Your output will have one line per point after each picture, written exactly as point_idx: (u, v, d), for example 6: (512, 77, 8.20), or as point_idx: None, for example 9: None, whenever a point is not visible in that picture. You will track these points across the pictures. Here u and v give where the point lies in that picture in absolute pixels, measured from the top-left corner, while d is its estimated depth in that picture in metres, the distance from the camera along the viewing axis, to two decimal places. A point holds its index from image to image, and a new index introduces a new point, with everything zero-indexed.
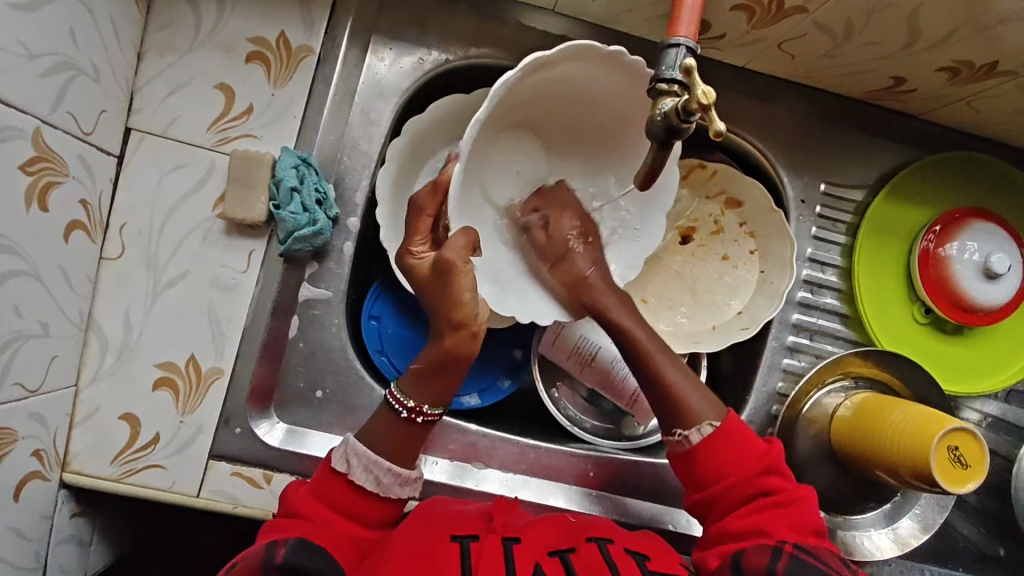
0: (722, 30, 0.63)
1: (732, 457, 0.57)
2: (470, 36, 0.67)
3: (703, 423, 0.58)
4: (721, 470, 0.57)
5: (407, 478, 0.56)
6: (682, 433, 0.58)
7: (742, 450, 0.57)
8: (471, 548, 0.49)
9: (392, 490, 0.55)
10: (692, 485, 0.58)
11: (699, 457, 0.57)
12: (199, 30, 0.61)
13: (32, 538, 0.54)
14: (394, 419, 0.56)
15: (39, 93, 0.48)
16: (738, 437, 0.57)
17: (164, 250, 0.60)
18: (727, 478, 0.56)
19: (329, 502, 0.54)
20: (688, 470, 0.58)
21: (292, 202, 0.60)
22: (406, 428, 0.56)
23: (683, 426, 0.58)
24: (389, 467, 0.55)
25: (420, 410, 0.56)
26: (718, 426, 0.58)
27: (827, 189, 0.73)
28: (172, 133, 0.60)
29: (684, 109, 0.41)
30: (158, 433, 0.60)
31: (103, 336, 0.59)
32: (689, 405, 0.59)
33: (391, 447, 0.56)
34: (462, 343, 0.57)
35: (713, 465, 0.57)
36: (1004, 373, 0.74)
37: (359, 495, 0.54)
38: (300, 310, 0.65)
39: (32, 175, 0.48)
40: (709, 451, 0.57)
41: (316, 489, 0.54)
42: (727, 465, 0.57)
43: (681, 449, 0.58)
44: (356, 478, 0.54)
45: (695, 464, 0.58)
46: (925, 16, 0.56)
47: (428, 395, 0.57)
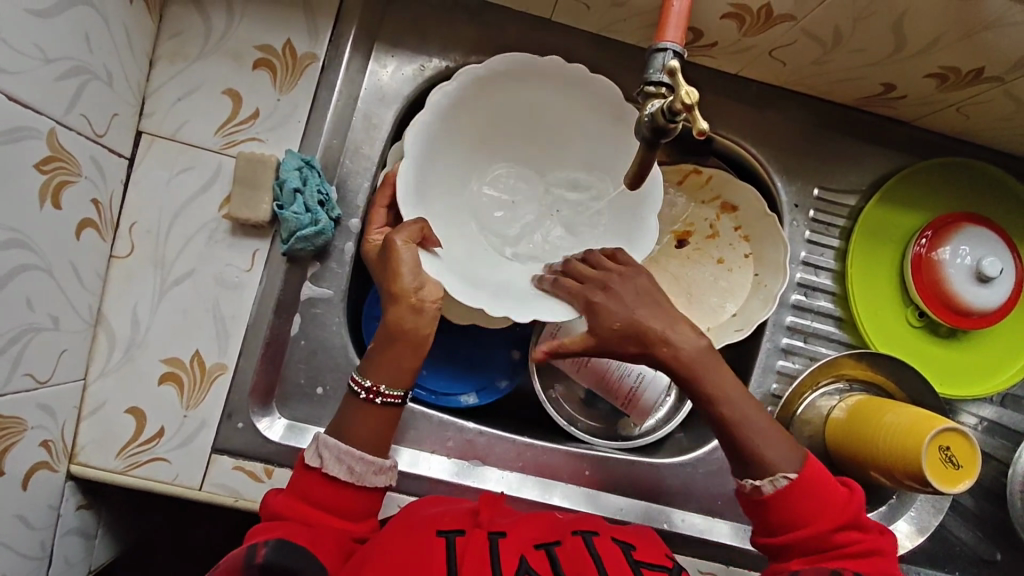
0: (714, 39, 0.64)
1: (811, 507, 0.55)
2: (470, 44, 0.70)
3: (776, 474, 0.56)
4: (796, 520, 0.55)
5: (380, 465, 0.57)
6: (755, 482, 0.56)
7: (820, 503, 0.55)
8: (456, 542, 0.50)
9: (366, 479, 0.56)
10: (761, 526, 0.57)
11: (777, 505, 0.55)
12: (208, 38, 0.63)
13: (38, 528, 0.56)
14: (355, 402, 0.57)
15: (54, 95, 0.50)
16: (816, 486, 0.55)
17: (172, 249, 0.62)
18: (803, 530, 0.54)
19: (313, 500, 0.54)
20: (762, 514, 0.56)
21: (295, 202, 0.62)
22: (367, 409, 0.57)
23: (755, 475, 0.56)
24: (363, 457, 0.56)
25: (378, 389, 0.57)
26: (794, 478, 0.55)
27: (820, 194, 0.74)
28: (181, 136, 0.62)
29: (669, 109, 0.43)
30: (162, 427, 0.61)
31: (112, 332, 0.61)
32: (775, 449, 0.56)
33: (358, 432, 0.57)
34: (406, 316, 0.57)
35: (797, 512, 0.55)
36: (987, 387, 0.74)
37: (335, 487, 0.55)
38: (302, 308, 0.67)
39: (47, 173, 0.51)
40: (790, 501, 0.55)
41: (296, 489, 0.55)
42: (804, 516, 0.55)
43: (755, 497, 0.57)
44: (329, 470, 0.55)
45: (773, 512, 0.56)
46: (911, 24, 0.58)
47: (385, 376, 0.58)
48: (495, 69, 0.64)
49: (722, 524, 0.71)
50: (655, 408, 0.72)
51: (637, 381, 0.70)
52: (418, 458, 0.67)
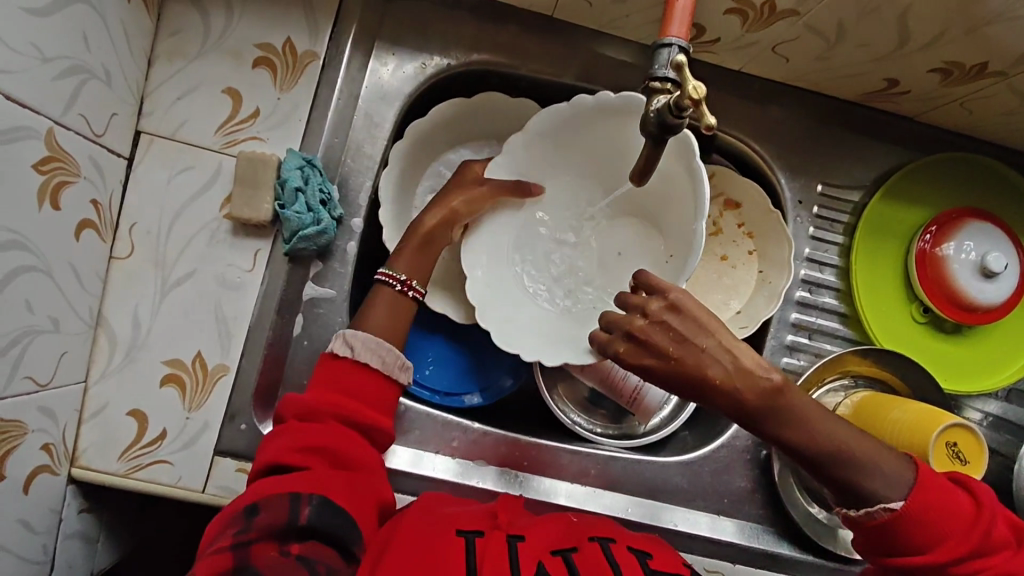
0: (716, 35, 0.64)
1: (927, 534, 0.51)
2: (471, 42, 0.69)
3: (877, 504, 0.52)
4: (914, 549, 0.51)
5: (405, 362, 0.59)
6: (859, 511, 0.53)
7: (942, 522, 0.51)
8: (476, 543, 0.50)
9: (392, 370, 0.58)
10: (873, 550, 0.53)
11: (888, 532, 0.52)
12: (208, 36, 0.63)
13: (40, 532, 0.55)
14: (388, 295, 0.61)
15: (52, 95, 0.50)
16: (934, 513, 0.51)
17: (172, 250, 0.62)
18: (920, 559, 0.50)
19: (345, 390, 0.56)
20: (886, 540, 0.52)
21: (297, 202, 0.61)
22: (397, 301, 0.61)
23: (856, 505, 0.53)
24: (391, 348, 0.58)
25: (411, 284, 0.62)
26: (898, 509, 0.51)
27: (823, 190, 0.74)
28: (180, 136, 0.62)
29: (676, 105, 0.42)
30: (164, 429, 0.61)
31: (112, 334, 0.61)
32: (873, 480, 0.52)
33: (383, 327, 0.60)
34: (440, 226, 0.63)
35: (914, 538, 0.51)
36: (985, 386, 0.74)
37: (365, 372, 0.57)
38: (304, 309, 0.66)
39: (45, 174, 0.50)
40: (901, 529, 0.51)
41: (326, 382, 0.56)
42: (919, 542, 0.51)
43: (863, 522, 0.53)
44: (361, 358, 0.57)
45: (884, 539, 0.52)
46: (914, 18, 0.57)
47: (416, 270, 0.62)
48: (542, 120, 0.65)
49: (728, 523, 0.70)
50: (657, 408, 0.72)
51: (638, 384, 0.70)
52: (422, 458, 0.66)
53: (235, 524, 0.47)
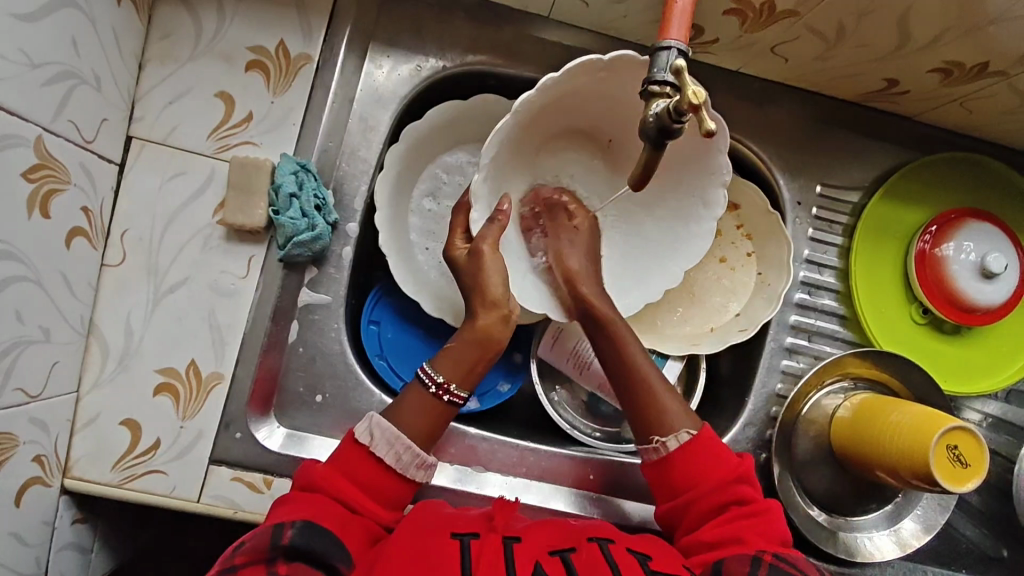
0: (715, 35, 0.63)
1: (708, 464, 0.58)
2: (466, 44, 0.68)
3: (680, 431, 0.58)
4: (691, 481, 0.57)
5: (425, 461, 0.57)
6: (659, 441, 0.59)
7: (716, 460, 0.58)
8: (471, 545, 0.49)
9: (409, 470, 0.56)
10: (661, 495, 0.59)
11: (669, 465, 0.58)
12: (200, 39, 0.62)
13: (33, 544, 0.55)
14: (422, 396, 0.58)
15: (41, 102, 0.49)
16: (710, 446, 0.58)
17: (165, 257, 0.61)
18: (699, 487, 0.57)
19: (354, 473, 0.55)
20: (663, 478, 0.59)
21: (291, 207, 0.60)
22: (429, 402, 0.58)
23: (659, 433, 0.59)
24: (410, 446, 0.56)
25: (447, 388, 0.59)
26: (695, 434, 0.58)
27: (822, 191, 0.74)
28: (172, 140, 0.61)
29: (675, 109, 0.41)
30: (158, 438, 0.60)
31: (105, 342, 0.60)
32: (667, 412, 0.59)
33: (414, 427, 0.57)
34: (494, 325, 0.60)
35: (684, 474, 0.58)
36: (978, 389, 0.73)
37: (380, 470, 0.55)
38: (299, 315, 0.65)
39: (34, 182, 0.49)
40: (670, 466, 0.58)
41: (337, 462, 0.55)
42: (699, 474, 0.57)
43: (657, 460, 0.59)
44: (377, 451, 0.55)
45: (669, 473, 0.58)
46: (915, 18, 0.57)
47: (457, 376, 0.59)
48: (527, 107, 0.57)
49: None
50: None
51: None
52: None
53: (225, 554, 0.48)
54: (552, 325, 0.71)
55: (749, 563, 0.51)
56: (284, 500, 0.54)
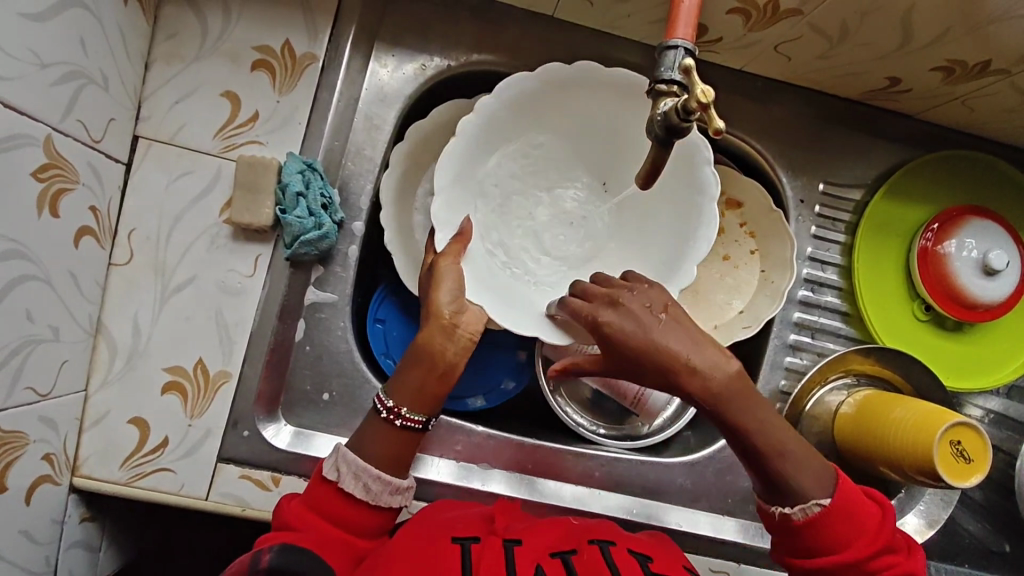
0: (719, 34, 0.64)
1: (845, 532, 0.52)
2: (471, 42, 0.69)
3: (810, 500, 0.53)
4: (831, 545, 0.52)
5: (396, 485, 0.55)
6: (786, 508, 0.53)
7: (856, 525, 0.52)
8: (472, 549, 0.50)
9: (381, 498, 0.55)
10: (783, 547, 0.55)
11: (802, 531, 0.53)
12: (205, 38, 0.62)
13: (43, 542, 0.55)
14: (375, 422, 0.56)
15: (50, 101, 0.49)
16: (846, 513, 0.53)
17: (172, 256, 0.61)
18: (841, 555, 0.52)
19: (323, 510, 0.54)
20: (793, 545, 0.54)
21: (298, 206, 0.61)
22: (385, 428, 0.56)
23: (786, 502, 0.53)
24: (377, 475, 0.55)
25: (399, 411, 0.56)
26: (828, 503, 0.52)
27: (825, 189, 0.74)
28: (178, 140, 0.61)
29: (684, 108, 0.41)
30: (166, 437, 0.60)
31: (112, 341, 0.60)
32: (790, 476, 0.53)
33: (375, 452, 0.55)
34: (437, 336, 0.58)
35: (823, 539, 0.52)
36: (980, 385, 0.74)
37: (348, 503, 0.54)
38: (306, 314, 0.66)
39: (44, 181, 0.49)
40: (812, 534, 0.53)
41: (308, 500, 0.55)
42: (834, 541, 0.52)
43: (784, 523, 0.54)
44: (344, 486, 0.54)
45: (803, 538, 0.53)
46: (918, 17, 0.57)
47: (410, 399, 0.57)
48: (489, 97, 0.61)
49: (731, 522, 0.70)
50: (660, 409, 0.74)
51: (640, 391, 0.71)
52: (422, 462, 0.66)
53: None
54: None
55: None
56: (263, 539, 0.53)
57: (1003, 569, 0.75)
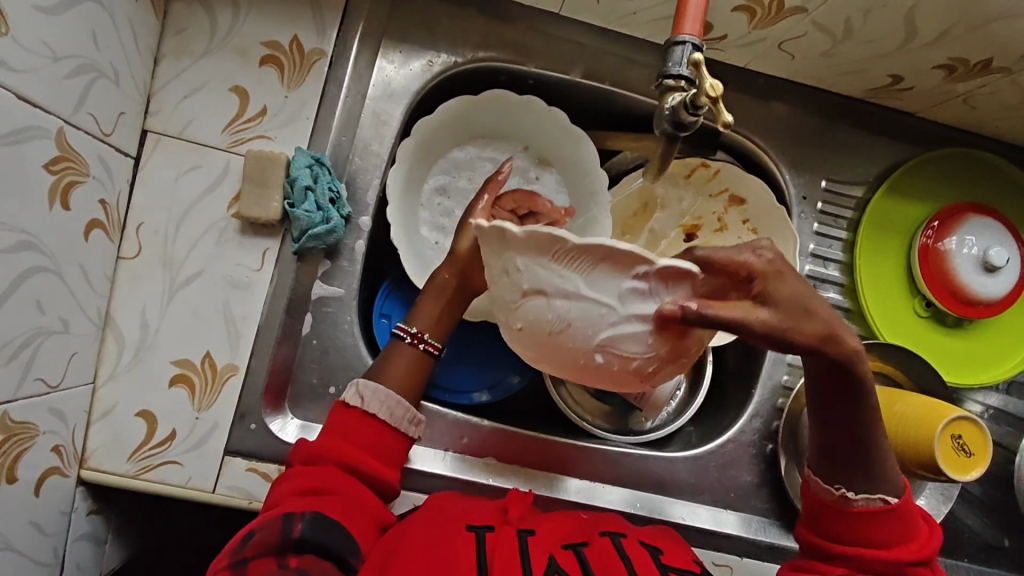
0: (724, 32, 0.64)
1: (893, 533, 0.53)
2: (478, 39, 0.69)
3: (874, 494, 0.53)
4: (873, 538, 0.53)
5: (415, 416, 0.58)
6: (846, 493, 0.53)
7: (906, 533, 0.53)
8: (486, 538, 0.50)
9: (402, 425, 0.57)
10: (817, 526, 0.55)
11: (853, 517, 0.53)
12: (214, 34, 0.62)
13: (51, 534, 0.55)
14: (401, 349, 0.60)
15: (62, 94, 0.49)
16: (901, 517, 0.53)
17: (180, 249, 0.61)
18: (880, 550, 0.52)
19: (352, 446, 0.55)
20: (834, 524, 0.54)
21: (307, 200, 0.61)
22: (408, 353, 0.60)
23: (852, 487, 0.53)
24: (401, 402, 0.57)
25: (422, 337, 0.60)
26: (892, 502, 0.53)
27: (827, 186, 0.75)
28: (187, 134, 0.62)
29: (691, 102, 0.43)
30: (174, 429, 0.60)
31: (121, 335, 0.60)
32: (864, 472, 0.53)
33: (398, 377, 0.59)
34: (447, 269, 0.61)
35: (871, 530, 0.53)
36: (979, 380, 0.74)
37: (375, 430, 0.56)
38: (313, 307, 0.66)
39: (56, 173, 0.50)
40: (862, 521, 0.53)
41: (335, 428, 0.56)
42: (877, 537, 0.53)
43: (838, 505, 0.54)
44: (371, 412, 0.56)
45: (848, 522, 0.53)
46: (921, 15, 0.58)
47: (430, 325, 0.61)
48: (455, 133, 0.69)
49: (733, 516, 0.71)
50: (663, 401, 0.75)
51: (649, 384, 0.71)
52: (426, 454, 0.66)
53: (233, 545, 0.49)
54: None
55: None
56: (288, 476, 0.54)
57: (1002, 563, 0.76)
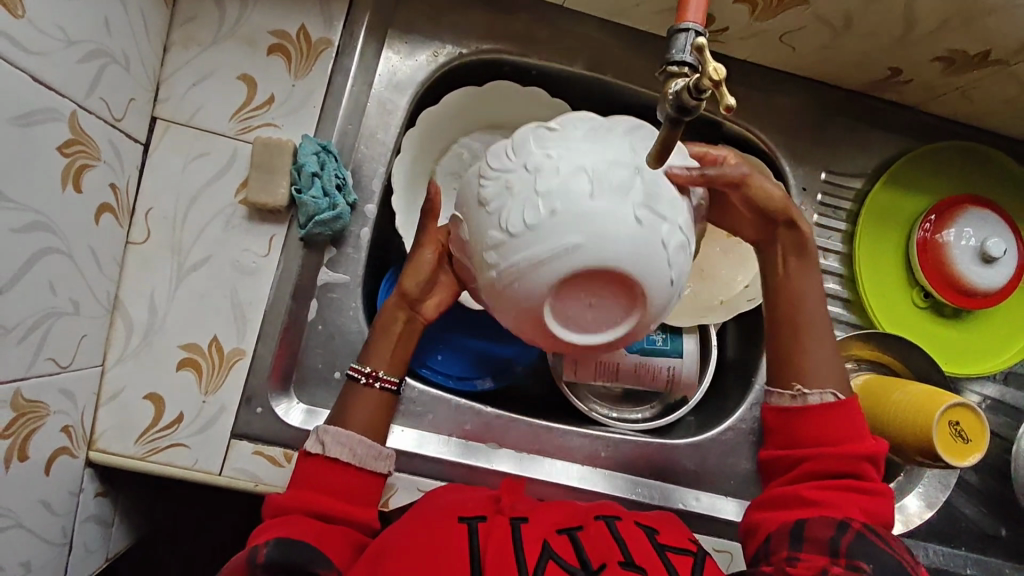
0: (726, 24, 0.65)
1: (841, 432, 0.55)
2: (482, 31, 0.70)
3: (825, 389, 0.56)
4: (822, 440, 0.55)
5: (379, 451, 0.59)
6: (801, 390, 0.57)
7: (851, 431, 0.55)
8: (479, 528, 0.51)
9: (367, 462, 0.58)
10: (774, 439, 0.58)
11: (802, 417, 0.56)
12: (223, 23, 0.63)
13: (60, 513, 0.56)
14: (355, 388, 0.61)
15: (75, 78, 0.50)
16: (849, 413, 0.56)
17: (188, 235, 0.62)
18: (823, 449, 0.55)
19: (316, 483, 0.56)
20: (786, 429, 0.57)
21: (314, 186, 0.62)
22: (369, 394, 0.61)
23: (804, 383, 0.57)
24: (361, 440, 0.58)
25: (377, 374, 0.61)
26: (842, 397, 0.56)
27: (827, 178, 0.75)
28: (195, 122, 0.62)
29: (694, 87, 0.41)
30: (181, 412, 0.61)
31: (129, 318, 0.61)
32: (810, 359, 0.57)
33: (363, 420, 0.60)
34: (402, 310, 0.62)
35: (815, 434, 0.56)
36: (978, 369, 0.75)
37: (338, 468, 0.57)
38: (318, 294, 0.67)
39: (69, 156, 0.50)
40: (804, 423, 0.56)
41: (298, 478, 0.57)
42: (826, 437, 0.55)
43: (794, 406, 0.57)
44: (331, 454, 0.57)
45: (800, 424, 0.57)
46: (919, 9, 0.59)
47: (387, 363, 0.62)
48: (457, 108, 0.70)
49: (732, 503, 0.72)
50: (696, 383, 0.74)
51: (672, 369, 0.72)
52: (425, 441, 0.67)
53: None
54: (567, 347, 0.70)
55: (835, 528, 0.51)
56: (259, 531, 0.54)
57: (999, 552, 0.76)
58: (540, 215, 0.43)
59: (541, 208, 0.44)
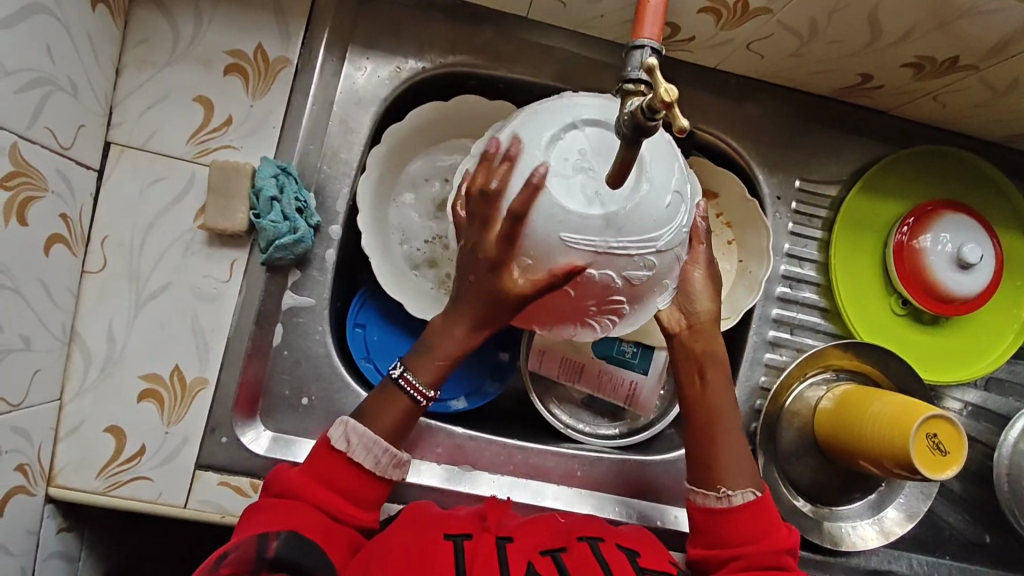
0: (692, 33, 0.64)
1: (761, 526, 0.56)
2: (446, 44, 0.69)
3: (747, 488, 0.57)
4: (747, 534, 0.56)
5: (401, 460, 0.56)
6: (726, 492, 0.57)
7: (768, 527, 0.56)
8: (466, 546, 0.50)
9: (386, 471, 0.56)
10: (699, 539, 0.58)
11: (726, 518, 0.57)
12: (177, 43, 0.62)
13: (19, 553, 0.54)
14: (402, 402, 0.56)
15: (17, 108, 0.49)
16: (768, 512, 0.57)
17: (147, 262, 0.61)
18: (748, 545, 0.55)
19: (329, 480, 0.54)
20: (707, 526, 0.57)
21: (273, 210, 0.61)
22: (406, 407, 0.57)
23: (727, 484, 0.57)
24: (388, 448, 0.55)
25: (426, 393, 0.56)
26: (759, 496, 0.57)
27: (801, 185, 0.74)
28: (151, 146, 0.61)
29: (649, 107, 0.39)
30: (143, 445, 0.60)
31: (87, 349, 0.59)
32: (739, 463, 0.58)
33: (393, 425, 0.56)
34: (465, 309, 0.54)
35: (734, 533, 0.56)
36: (956, 377, 0.74)
37: (355, 471, 0.55)
38: (284, 318, 0.65)
39: (11, 189, 0.49)
40: (722, 523, 0.57)
41: (313, 468, 0.55)
42: (748, 533, 0.56)
43: (717, 505, 0.57)
44: (355, 456, 0.55)
45: (721, 525, 0.57)
46: (884, 15, 0.58)
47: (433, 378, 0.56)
48: (415, 124, 0.69)
49: None
50: (655, 401, 0.72)
51: (632, 384, 0.71)
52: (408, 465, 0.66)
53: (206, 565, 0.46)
54: (536, 342, 0.71)
55: None
56: (262, 508, 0.53)
57: (983, 559, 0.76)
58: (579, 109, 0.52)
59: (579, 109, 0.52)
